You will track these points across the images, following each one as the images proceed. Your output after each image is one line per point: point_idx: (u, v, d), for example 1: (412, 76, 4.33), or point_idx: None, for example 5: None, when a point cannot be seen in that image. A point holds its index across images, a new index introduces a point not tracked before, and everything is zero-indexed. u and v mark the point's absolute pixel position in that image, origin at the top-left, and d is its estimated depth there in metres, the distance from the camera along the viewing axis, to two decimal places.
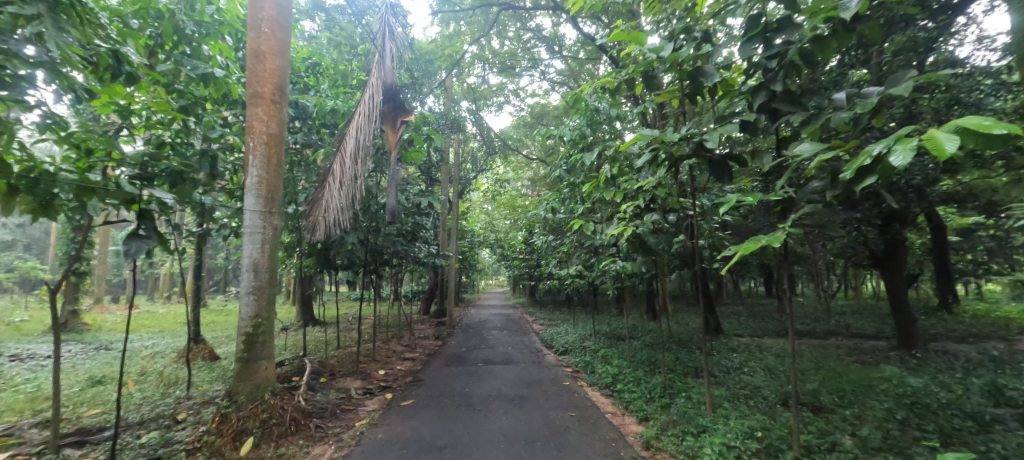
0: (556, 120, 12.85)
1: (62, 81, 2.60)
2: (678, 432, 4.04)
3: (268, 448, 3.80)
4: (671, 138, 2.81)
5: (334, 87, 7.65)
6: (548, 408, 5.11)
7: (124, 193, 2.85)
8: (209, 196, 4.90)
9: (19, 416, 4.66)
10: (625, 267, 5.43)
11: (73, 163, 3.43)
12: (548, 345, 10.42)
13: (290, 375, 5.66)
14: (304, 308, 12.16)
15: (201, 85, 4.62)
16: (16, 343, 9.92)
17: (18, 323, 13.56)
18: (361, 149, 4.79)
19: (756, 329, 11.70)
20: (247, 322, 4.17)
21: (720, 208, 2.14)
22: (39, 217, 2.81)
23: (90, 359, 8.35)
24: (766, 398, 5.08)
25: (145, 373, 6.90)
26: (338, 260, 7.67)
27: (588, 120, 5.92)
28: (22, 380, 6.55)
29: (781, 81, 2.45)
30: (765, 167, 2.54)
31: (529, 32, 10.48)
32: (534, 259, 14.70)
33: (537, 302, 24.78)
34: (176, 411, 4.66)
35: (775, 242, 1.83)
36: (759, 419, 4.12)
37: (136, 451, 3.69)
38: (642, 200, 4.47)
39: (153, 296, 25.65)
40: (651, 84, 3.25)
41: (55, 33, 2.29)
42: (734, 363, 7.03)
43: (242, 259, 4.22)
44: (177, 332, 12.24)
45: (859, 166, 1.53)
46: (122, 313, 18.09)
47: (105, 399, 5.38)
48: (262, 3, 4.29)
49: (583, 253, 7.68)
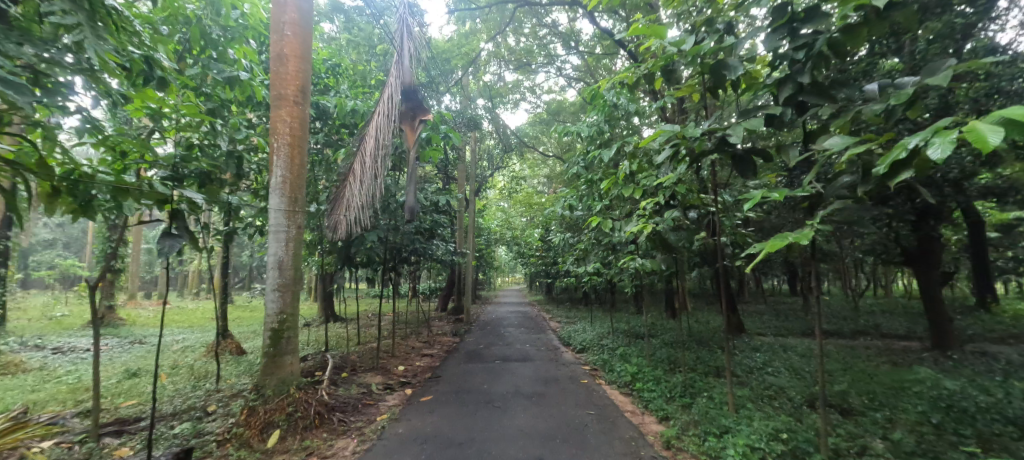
0: (573, 116, 12.77)
1: (100, 87, 2.66)
2: (699, 432, 3.98)
3: (294, 441, 3.90)
4: (692, 133, 2.77)
5: (353, 86, 7.77)
6: (567, 406, 5.09)
7: (158, 194, 2.96)
8: (235, 195, 5.05)
9: (62, 406, 4.92)
10: (644, 264, 5.32)
11: (109, 165, 3.57)
12: (566, 343, 10.39)
13: (314, 370, 5.79)
14: (326, 304, 12.46)
15: (227, 88, 4.77)
16: (59, 337, 10.48)
17: (60, 317, 14.27)
18: (381, 148, 4.85)
19: (780, 329, 11.40)
20: (272, 318, 4.29)
21: (744, 203, 2.08)
22: (80, 216, 2.97)
23: (126, 353, 8.74)
24: (792, 399, 4.94)
25: (177, 367, 7.17)
26: (358, 257, 7.80)
27: (606, 116, 5.85)
28: (64, 372, 6.89)
29: (809, 72, 2.37)
30: (791, 162, 2.44)
31: (545, 29, 10.36)
32: (551, 257, 14.68)
33: (555, 300, 24.84)
34: (206, 403, 4.82)
35: (803, 240, 1.76)
36: (783, 421, 4.02)
37: (171, 441, 3.84)
38: (662, 196, 4.40)
39: (183, 292, 26.72)
40: (671, 78, 3.21)
41: (95, 41, 2.30)
42: (757, 363, 6.86)
43: (267, 257, 4.34)
44: (205, 327, 12.70)
45: (894, 161, 1.47)
46: (154, 307, 18.92)
47: (140, 391, 5.61)
48: (283, 8, 4.39)
49: (600, 251, 7.58)
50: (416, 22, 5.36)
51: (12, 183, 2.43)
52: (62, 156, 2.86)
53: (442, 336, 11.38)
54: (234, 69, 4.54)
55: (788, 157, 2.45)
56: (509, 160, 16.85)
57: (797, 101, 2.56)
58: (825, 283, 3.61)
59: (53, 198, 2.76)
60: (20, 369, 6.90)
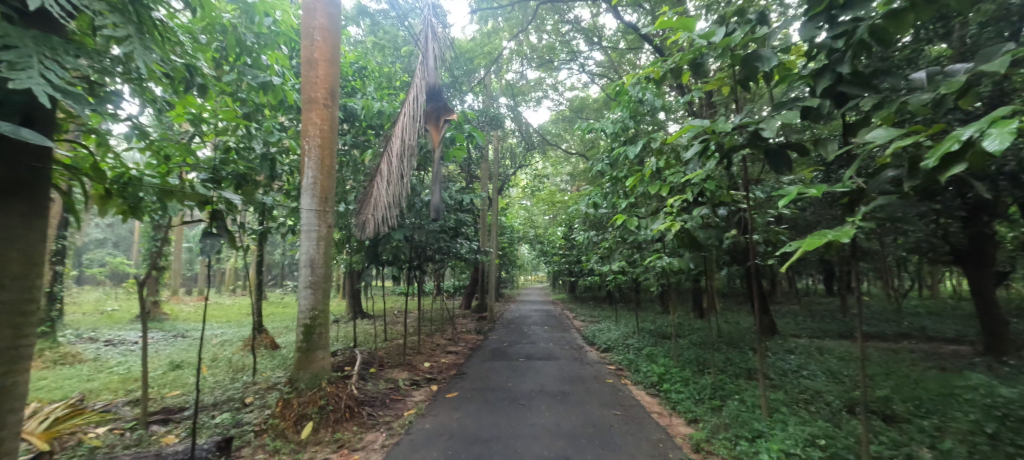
0: (596, 113, 12.61)
1: (145, 96, 2.63)
2: (730, 436, 3.87)
3: (326, 433, 4.04)
4: (722, 128, 2.70)
5: (379, 88, 7.91)
6: (593, 406, 5.05)
7: (199, 195, 3.13)
8: (269, 195, 5.24)
9: (114, 395, 5.25)
10: (671, 263, 5.19)
11: (155, 169, 3.77)
12: (590, 342, 10.30)
13: (343, 365, 5.95)
14: (353, 301, 12.77)
15: (262, 93, 4.94)
16: (110, 330, 11.16)
17: (111, 312, 15.19)
18: (406, 149, 4.94)
19: (816, 330, 10.94)
20: (304, 314, 4.43)
21: (779, 201, 2.01)
22: (130, 217, 3.15)
23: (170, 346, 9.23)
24: (829, 404, 4.75)
25: (216, 360, 7.52)
26: (385, 256, 7.96)
27: (631, 112, 5.72)
28: (115, 363, 7.35)
29: (849, 62, 2.27)
30: (830, 156, 2.33)
31: (568, 25, 10.27)
32: (575, 255, 14.58)
33: (579, 298, 24.68)
34: (244, 395, 5.04)
35: (843, 238, 1.69)
36: (821, 427, 3.87)
37: (213, 429, 4.04)
38: (690, 193, 4.30)
39: (221, 289, 28.00)
40: (698, 72, 3.13)
41: (144, 52, 2.15)
42: (792, 365, 6.62)
43: (300, 256, 4.49)
44: (242, 322, 13.27)
45: (946, 153, 1.39)
46: (194, 303, 19.91)
47: (184, 382, 5.92)
48: (313, 13, 4.53)
49: (625, 249, 7.47)
50: (440, 23, 5.41)
51: (69, 185, 2.55)
52: (114, 161, 3.03)
53: (466, 334, 11.49)
54: (267, 75, 4.70)
55: (827, 151, 2.35)
56: (532, 157, 16.82)
57: (835, 93, 2.45)
58: (866, 283, 3.45)
59: (106, 200, 2.92)
60: (76, 360, 7.40)
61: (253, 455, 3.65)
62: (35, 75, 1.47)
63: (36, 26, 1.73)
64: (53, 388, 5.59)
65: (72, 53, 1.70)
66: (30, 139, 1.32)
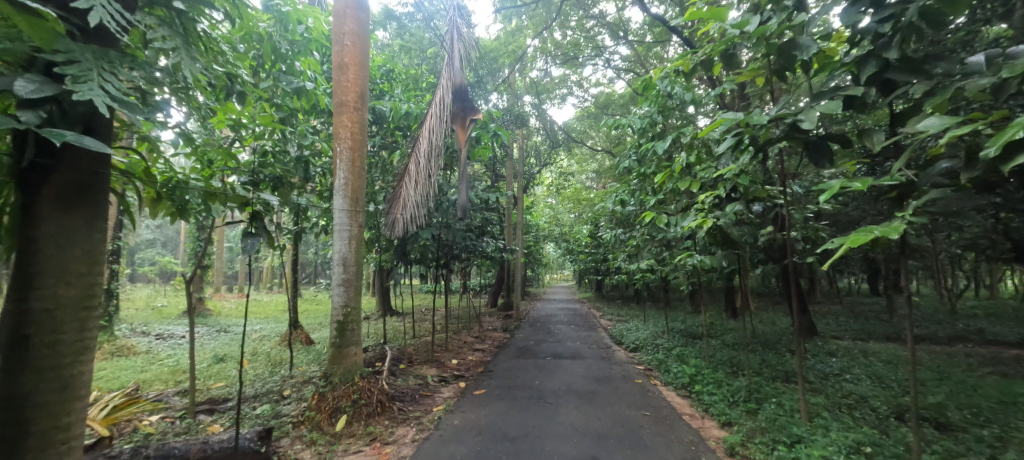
0: (622, 109, 12.39)
1: (190, 104, 2.73)
2: (767, 440, 3.73)
3: (359, 426, 4.16)
4: (757, 121, 2.60)
5: (406, 90, 8.06)
6: (622, 406, 4.99)
7: (240, 197, 3.28)
8: (303, 196, 5.42)
9: (165, 385, 5.60)
10: (703, 261, 5.04)
11: (200, 172, 3.97)
12: (617, 341, 10.18)
13: (374, 360, 6.12)
14: (383, 299, 13.08)
15: (295, 98, 5.10)
16: (160, 324, 11.88)
17: (161, 307, 16.19)
18: (434, 149, 5.02)
19: (860, 332, 10.41)
20: (338, 311, 4.59)
21: (821, 196, 1.93)
22: (178, 218, 3.33)
23: (213, 340, 9.74)
24: (875, 410, 4.51)
25: (256, 354, 7.89)
26: (413, 254, 8.11)
27: (660, 107, 5.57)
28: (166, 355, 7.83)
29: (897, 47, 2.15)
30: (875, 147, 2.21)
31: (592, 20, 10.13)
32: (601, 253, 14.43)
33: (606, 297, 24.44)
34: (282, 388, 5.26)
35: (891, 234, 1.60)
36: (866, 433, 3.69)
37: (255, 420, 4.25)
38: (722, 189, 4.16)
39: (259, 286, 29.28)
40: (731, 63, 3.03)
41: (190, 62, 2.21)
42: (833, 368, 6.32)
43: (332, 255, 4.64)
44: (279, 318, 13.86)
45: (1009, 142, 1.30)
46: (235, 300, 20.98)
47: (227, 374, 6.24)
48: (343, 20, 4.66)
49: (653, 247, 7.32)
50: (465, 24, 5.45)
51: (124, 189, 2.72)
52: (163, 166, 3.21)
53: (493, 332, 11.57)
54: (300, 80, 4.85)
55: (872, 142, 2.23)
56: (557, 155, 16.76)
57: (882, 81, 2.31)
58: (916, 283, 3.25)
59: (157, 203, 3.11)
60: (130, 352, 7.91)
61: (291, 445, 3.80)
62: (96, 87, 1.53)
63: (94, 42, 1.83)
64: (112, 378, 6.01)
65: (125, 67, 1.76)
66: (92, 148, 1.41)
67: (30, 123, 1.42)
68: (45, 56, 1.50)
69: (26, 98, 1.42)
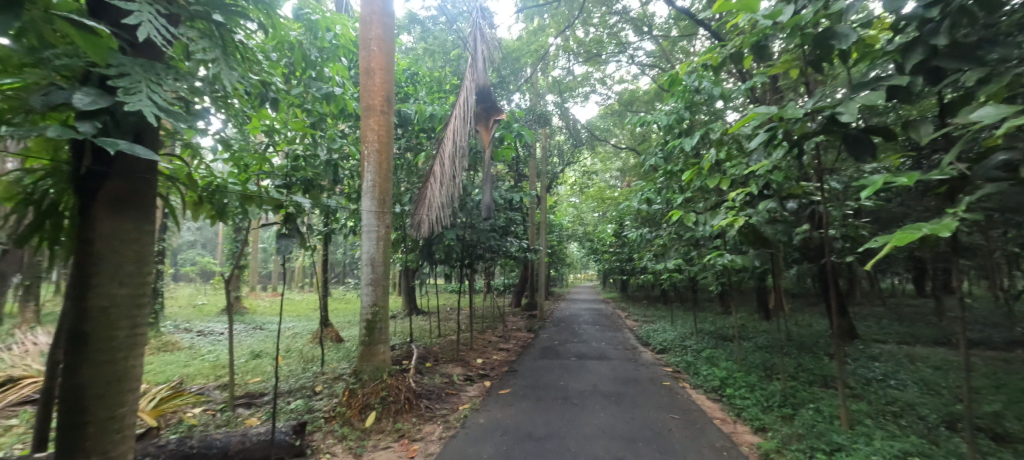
0: (647, 106, 12.18)
1: (229, 113, 2.85)
2: (804, 447, 3.59)
3: (388, 423, 4.25)
4: (792, 115, 2.51)
5: (430, 92, 8.18)
6: (650, 408, 4.90)
7: (274, 200, 3.41)
8: (332, 198, 5.57)
9: (207, 379, 5.89)
10: (734, 261, 4.89)
11: (237, 177, 4.15)
12: (644, 342, 10.01)
13: (401, 359, 6.23)
14: (409, 298, 13.31)
15: (325, 102, 5.25)
16: (201, 321, 12.49)
17: (202, 305, 17.05)
18: (458, 150, 5.08)
19: (905, 335, 9.86)
20: (367, 310, 4.69)
21: (863, 192, 1.83)
22: (216, 221, 3.48)
23: (250, 337, 10.15)
24: (924, 418, 4.27)
25: (290, 351, 8.17)
26: (438, 254, 8.22)
27: (687, 103, 5.45)
28: (207, 351, 8.23)
29: (946, 33, 2.02)
30: (922, 139, 2.09)
31: (616, 16, 9.98)
32: (626, 253, 14.24)
33: (632, 298, 24.08)
34: (314, 384, 5.43)
35: (943, 231, 1.50)
36: (913, 443, 3.50)
37: (290, 414, 4.41)
38: (754, 186, 4.03)
39: (292, 285, 30.28)
40: (762, 55, 2.93)
41: (229, 71, 2.29)
42: (876, 373, 6.02)
43: (361, 255, 4.75)
44: (310, 316, 14.31)
45: None
46: (270, 299, 21.87)
47: (263, 369, 6.50)
48: (370, 25, 4.76)
49: (681, 246, 7.16)
50: (489, 25, 5.47)
51: (168, 194, 2.87)
52: (205, 171, 3.38)
53: (517, 332, 11.59)
54: (329, 85, 4.97)
55: (919, 134, 2.10)
56: (580, 154, 16.63)
57: (930, 69, 2.18)
58: (969, 284, 3.04)
59: (198, 207, 3.26)
60: (175, 347, 8.34)
61: (324, 440, 3.91)
62: (145, 97, 1.62)
63: (143, 56, 1.94)
64: (158, 372, 6.36)
65: (170, 78, 1.85)
66: (142, 156, 1.50)
67: (87, 133, 1.52)
68: (99, 70, 1.60)
69: (83, 110, 1.51)
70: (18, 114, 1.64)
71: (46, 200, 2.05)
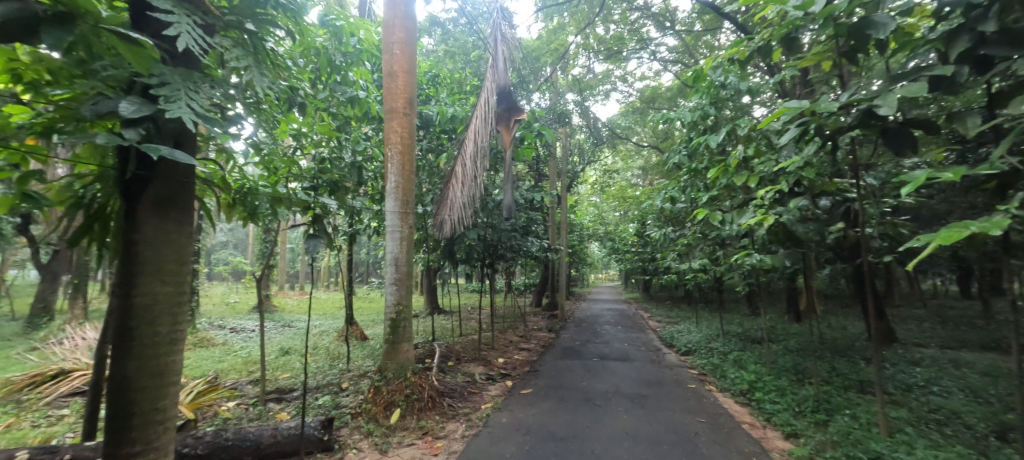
0: (670, 102, 11.95)
1: (259, 118, 2.95)
2: (840, 455, 3.45)
3: (412, 420, 4.31)
4: (824, 109, 2.41)
5: (451, 93, 8.25)
6: (675, 411, 4.81)
7: (302, 201, 3.51)
8: (357, 199, 5.68)
9: (239, 375, 6.11)
10: (762, 260, 4.74)
11: (267, 179, 4.29)
12: (668, 343, 9.83)
13: (424, 358, 6.31)
14: (431, 297, 13.46)
15: (349, 105, 5.35)
16: (234, 319, 12.97)
17: (234, 303, 17.69)
18: (480, 151, 5.11)
19: (948, 339, 9.35)
20: (391, 309, 4.77)
21: (903, 188, 1.75)
22: (248, 222, 3.61)
23: (279, 334, 10.47)
24: (970, 427, 4.04)
25: (317, 348, 8.39)
26: (460, 254, 8.27)
27: (712, 99, 5.32)
28: (239, 347, 8.52)
29: (995, 19, 1.91)
30: (969, 131, 1.98)
31: (637, 12, 9.82)
32: (649, 252, 13.99)
33: (655, 298, 23.68)
34: (340, 380, 5.56)
35: (994, 230, 1.42)
36: (959, 453, 3.32)
37: (318, 409, 4.53)
38: (784, 183, 3.90)
39: (318, 284, 31.07)
40: (792, 48, 2.83)
41: (260, 78, 2.36)
42: (918, 379, 5.73)
43: (386, 255, 4.84)
44: (336, 315, 14.65)
45: None
46: (297, 297, 22.51)
47: (292, 366, 6.69)
48: (392, 29, 4.84)
49: (706, 246, 6.99)
50: (509, 24, 5.47)
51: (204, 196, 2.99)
52: (238, 175, 3.51)
53: (539, 332, 11.56)
54: (353, 88, 5.08)
55: (966, 126, 1.98)
56: (601, 153, 16.47)
57: (977, 58, 2.06)
58: (1021, 285, 2.85)
59: (231, 209, 3.38)
60: (210, 344, 8.69)
61: (351, 435, 4.01)
62: (183, 105, 1.69)
63: (182, 65, 2.03)
64: (195, 367, 6.64)
65: (206, 85, 1.93)
66: (182, 160, 1.56)
67: (132, 139, 1.59)
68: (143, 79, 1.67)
69: (128, 117, 1.59)
70: (70, 121, 1.75)
71: (94, 204, 2.16)
